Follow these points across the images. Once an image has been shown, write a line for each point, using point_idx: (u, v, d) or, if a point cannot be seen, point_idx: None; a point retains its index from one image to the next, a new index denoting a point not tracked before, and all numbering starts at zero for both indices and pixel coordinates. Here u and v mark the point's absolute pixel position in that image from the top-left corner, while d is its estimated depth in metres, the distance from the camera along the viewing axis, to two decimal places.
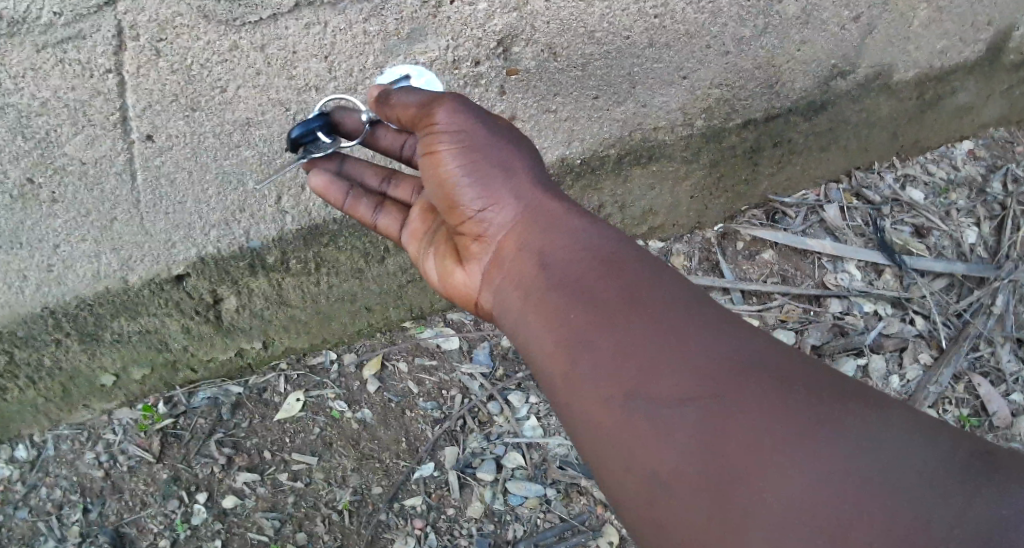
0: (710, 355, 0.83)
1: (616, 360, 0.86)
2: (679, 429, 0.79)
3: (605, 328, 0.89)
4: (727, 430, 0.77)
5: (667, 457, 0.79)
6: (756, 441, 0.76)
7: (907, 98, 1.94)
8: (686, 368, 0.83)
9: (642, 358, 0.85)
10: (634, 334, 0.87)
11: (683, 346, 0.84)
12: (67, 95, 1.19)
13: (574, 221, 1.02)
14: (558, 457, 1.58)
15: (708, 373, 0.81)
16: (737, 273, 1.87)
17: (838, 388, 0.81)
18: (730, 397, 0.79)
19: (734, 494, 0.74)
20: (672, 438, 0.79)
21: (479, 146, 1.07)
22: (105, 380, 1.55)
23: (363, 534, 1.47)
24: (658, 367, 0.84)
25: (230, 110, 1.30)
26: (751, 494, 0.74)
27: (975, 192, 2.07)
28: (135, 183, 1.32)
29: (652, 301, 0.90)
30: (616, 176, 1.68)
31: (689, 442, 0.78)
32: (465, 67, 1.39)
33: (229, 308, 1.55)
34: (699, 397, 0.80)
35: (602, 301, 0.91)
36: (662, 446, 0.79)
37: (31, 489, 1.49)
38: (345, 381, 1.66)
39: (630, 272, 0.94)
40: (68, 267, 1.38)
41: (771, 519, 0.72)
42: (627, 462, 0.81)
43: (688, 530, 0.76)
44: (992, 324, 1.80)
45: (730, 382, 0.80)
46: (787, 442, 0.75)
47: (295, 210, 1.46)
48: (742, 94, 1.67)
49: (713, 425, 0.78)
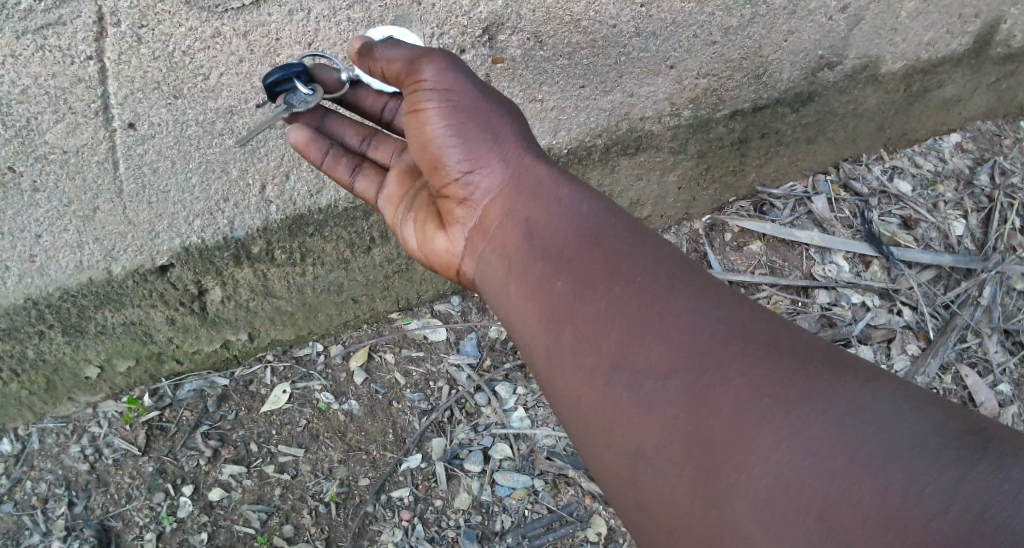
0: (697, 332, 0.82)
1: (602, 338, 0.86)
2: (663, 403, 0.80)
3: (590, 301, 0.89)
4: (713, 410, 0.77)
5: (653, 438, 0.79)
6: (743, 420, 0.75)
7: (894, 90, 1.95)
8: (673, 345, 0.82)
9: (629, 336, 0.85)
10: (616, 305, 0.88)
11: (670, 323, 0.84)
12: (48, 82, 1.17)
13: (559, 188, 1.02)
14: (545, 448, 1.58)
15: (695, 350, 0.81)
16: (726, 264, 1.87)
17: (832, 364, 0.79)
18: (717, 375, 0.79)
19: (719, 476, 0.74)
20: (658, 418, 0.80)
21: (466, 111, 1.06)
22: (90, 372, 1.54)
23: (349, 526, 1.47)
24: (645, 344, 0.84)
25: (213, 98, 1.29)
26: (736, 475, 0.74)
27: (963, 184, 2.07)
28: (118, 172, 1.31)
29: (640, 277, 0.89)
30: (603, 166, 1.68)
31: (671, 417, 0.79)
32: (450, 56, 1.38)
33: (214, 300, 1.54)
34: (685, 375, 0.80)
35: (588, 277, 0.91)
36: (647, 424, 0.80)
37: (16, 483, 1.48)
38: (332, 372, 1.65)
39: (618, 247, 0.93)
40: (51, 257, 1.36)
41: (755, 503, 0.72)
42: (613, 441, 0.82)
43: (673, 512, 0.77)
44: (979, 315, 1.82)
45: (718, 360, 0.80)
46: (775, 422, 0.74)
47: (280, 200, 1.45)
48: (730, 84, 1.67)
49: (698, 404, 0.78)
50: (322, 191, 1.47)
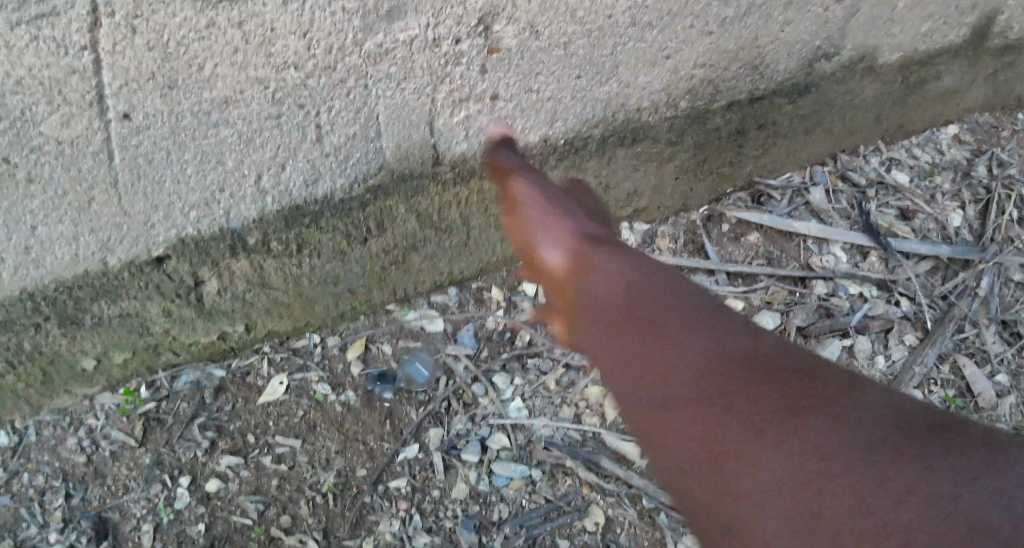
0: (779, 357, 0.66)
1: (630, 328, 0.71)
2: (787, 496, 0.58)
3: (633, 341, 0.70)
4: (789, 433, 0.60)
5: (704, 452, 0.63)
6: (844, 455, 0.57)
7: (891, 82, 1.94)
8: (747, 369, 0.64)
9: (691, 358, 0.67)
10: (664, 344, 0.68)
11: (753, 353, 0.65)
12: (41, 73, 1.16)
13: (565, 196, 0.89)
14: (543, 438, 1.58)
15: (775, 376, 0.64)
16: (723, 255, 1.87)
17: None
18: (796, 400, 0.62)
19: (792, 502, 0.57)
20: (709, 431, 0.64)
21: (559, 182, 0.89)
22: (87, 364, 1.54)
23: (347, 516, 1.47)
24: (711, 369, 0.64)
25: (208, 88, 1.26)
26: (816, 515, 0.56)
27: (960, 175, 2.07)
28: (113, 163, 1.30)
29: (724, 315, 0.68)
30: (600, 157, 1.67)
31: (804, 518, 0.56)
32: (446, 46, 1.35)
33: (210, 291, 1.54)
34: (748, 389, 0.64)
35: (659, 314, 0.70)
36: (693, 437, 0.64)
37: (14, 475, 1.49)
38: (328, 363, 1.65)
39: (705, 288, 0.72)
40: (46, 249, 1.36)
41: (820, 532, 0.55)
42: (657, 453, 0.67)
43: (721, 531, 0.61)
44: (976, 306, 1.82)
45: (822, 401, 0.61)
46: (886, 473, 0.56)
47: (275, 191, 1.43)
48: (727, 75, 1.66)
49: (772, 435, 0.60)
50: (318, 181, 1.45)
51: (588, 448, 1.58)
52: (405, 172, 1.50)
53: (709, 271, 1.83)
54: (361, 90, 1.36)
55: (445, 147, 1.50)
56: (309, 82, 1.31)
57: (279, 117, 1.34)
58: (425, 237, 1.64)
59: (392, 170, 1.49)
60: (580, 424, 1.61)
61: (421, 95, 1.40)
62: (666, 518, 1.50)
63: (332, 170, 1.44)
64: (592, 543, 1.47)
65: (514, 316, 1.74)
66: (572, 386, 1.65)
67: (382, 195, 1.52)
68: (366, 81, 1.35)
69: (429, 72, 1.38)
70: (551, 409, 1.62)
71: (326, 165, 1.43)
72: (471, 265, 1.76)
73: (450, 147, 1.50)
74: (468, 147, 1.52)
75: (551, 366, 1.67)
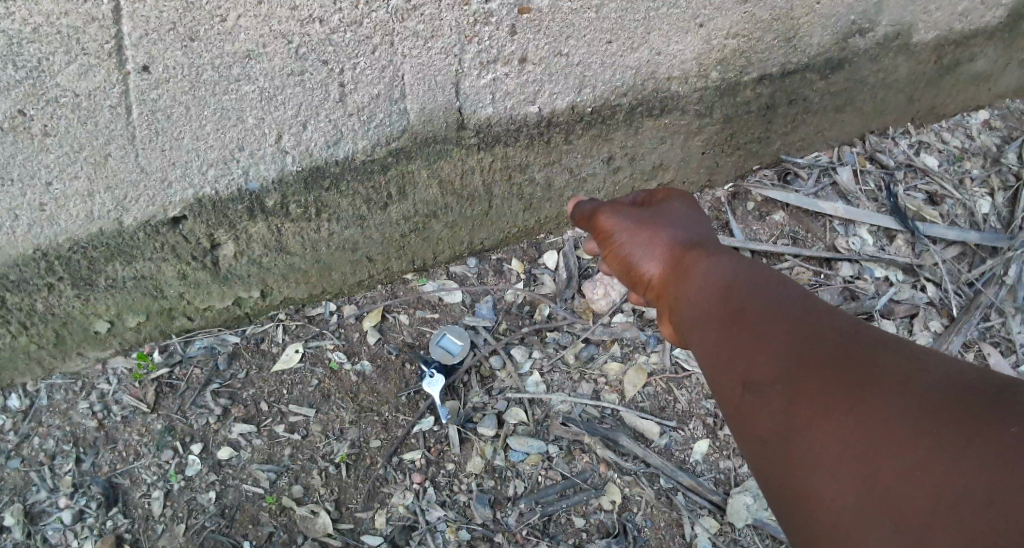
0: (818, 340, 0.91)
1: (714, 316, 1.05)
2: (827, 445, 0.83)
3: (711, 323, 1.04)
4: (830, 404, 0.84)
5: (771, 423, 0.89)
6: (869, 423, 0.81)
7: (925, 61, 1.89)
8: (788, 347, 0.93)
9: (743, 341, 0.98)
10: (741, 327, 0.99)
11: (787, 329, 0.95)
12: (60, 21, 1.13)
13: (665, 225, 1.24)
14: (561, 413, 1.55)
15: (815, 357, 0.89)
16: (747, 234, 1.83)
17: (997, 401, 0.76)
18: (832, 378, 0.86)
19: (840, 462, 0.81)
20: (773, 410, 0.90)
21: (642, 213, 1.27)
22: (99, 327, 1.51)
23: (360, 488, 1.46)
24: (754, 342, 0.96)
25: (230, 41, 1.22)
26: (857, 467, 0.80)
27: (990, 161, 2.02)
28: (130, 118, 1.26)
29: (767, 296, 1.01)
30: (628, 127, 1.64)
31: (832, 460, 0.82)
32: (476, 4, 1.31)
33: (226, 255, 1.51)
34: (796, 372, 0.90)
35: (715, 303, 1.06)
36: (761, 412, 0.91)
37: (24, 439, 1.47)
38: (344, 332, 1.63)
39: (750, 283, 1.05)
40: (60, 207, 1.33)
41: (858, 481, 0.79)
42: (738, 425, 0.95)
43: (785, 489, 0.86)
44: (1003, 295, 1.77)
45: (856, 379, 0.84)
46: (908, 436, 0.78)
47: (296, 151, 1.40)
48: (759, 46, 1.62)
49: (824, 408, 0.85)
50: (339, 143, 1.42)
51: (607, 425, 1.54)
52: (428, 135, 1.47)
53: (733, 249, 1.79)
54: (387, 47, 1.32)
55: (470, 112, 1.46)
56: (333, 38, 1.27)
57: (302, 74, 1.30)
58: (445, 205, 1.60)
59: (417, 133, 1.45)
60: (599, 400, 1.57)
61: (448, 55, 1.37)
62: (684, 498, 1.48)
63: (355, 131, 1.41)
64: (608, 521, 1.44)
65: (534, 289, 1.71)
66: (591, 362, 1.62)
67: (405, 158, 1.48)
68: (392, 38, 1.31)
69: (458, 30, 1.34)
70: (570, 384, 1.59)
71: (348, 126, 1.40)
72: (491, 235, 1.72)
73: (474, 111, 1.47)
74: (494, 112, 1.48)
75: (570, 341, 1.64)
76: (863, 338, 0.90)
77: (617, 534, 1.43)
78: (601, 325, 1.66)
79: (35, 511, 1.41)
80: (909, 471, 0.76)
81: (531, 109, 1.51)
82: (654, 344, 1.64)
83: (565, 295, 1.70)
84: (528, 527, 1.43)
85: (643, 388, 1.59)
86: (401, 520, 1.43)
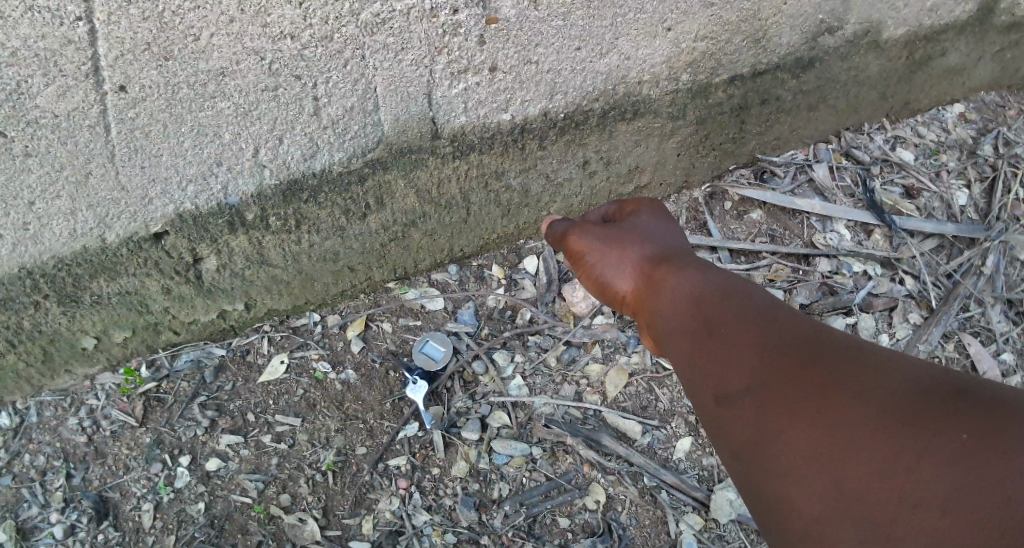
0: (789, 348, 0.97)
1: (688, 328, 1.10)
2: (800, 451, 0.89)
3: (684, 334, 1.10)
4: (804, 413, 0.90)
5: (747, 433, 0.95)
6: (843, 428, 0.86)
7: (897, 57, 1.91)
8: (761, 356, 0.98)
9: (718, 354, 1.03)
10: (714, 339, 1.05)
11: (760, 339, 1.01)
12: (37, 43, 1.15)
13: (635, 242, 1.30)
14: (544, 416, 1.57)
15: (789, 367, 0.95)
16: (725, 233, 1.86)
17: (962, 404, 0.83)
18: (806, 386, 0.92)
19: (815, 465, 0.87)
20: (747, 418, 0.95)
21: (613, 232, 1.33)
22: (86, 343, 1.53)
23: (347, 495, 1.47)
24: (727, 355, 1.02)
25: (204, 59, 1.25)
26: (832, 472, 0.86)
27: (965, 153, 2.04)
28: (109, 137, 1.28)
29: (735, 306, 1.07)
30: (601, 131, 1.66)
31: (806, 466, 0.88)
32: (444, 16, 1.33)
33: (209, 268, 1.52)
34: (770, 382, 0.95)
35: (691, 317, 1.11)
36: (736, 421, 0.96)
37: (15, 456, 1.49)
38: (329, 342, 1.65)
39: (720, 295, 1.11)
40: (44, 225, 1.35)
41: (830, 487, 0.85)
42: (716, 433, 1.00)
43: (762, 494, 0.92)
44: (981, 285, 1.80)
45: (827, 388, 0.90)
46: (884, 439, 0.84)
47: (273, 165, 1.42)
48: (729, 47, 1.64)
49: (799, 416, 0.90)
50: (315, 156, 1.44)
51: (590, 426, 1.56)
52: (403, 145, 1.49)
53: (711, 248, 1.82)
54: (359, 61, 1.34)
55: (443, 121, 1.49)
56: (305, 53, 1.29)
57: (275, 89, 1.32)
58: (424, 213, 1.62)
59: (392, 143, 1.48)
60: (581, 402, 1.59)
61: (419, 66, 1.39)
62: (667, 496, 1.50)
63: (330, 143, 1.43)
64: (592, 521, 1.47)
65: (514, 294, 1.73)
66: (573, 364, 1.64)
67: (381, 169, 1.50)
68: (363, 52, 1.33)
69: (428, 42, 1.36)
70: (552, 387, 1.61)
71: (323, 138, 1.42)
72: (471, 242, 1.74)
73: (448, 120, 1.49)
74: (467, 120, 1.51)
75: (551, 343, 1.67)
76: (833, 345, 0.96)
77: (602, 533, 1.45)
78: (581, 327, 1.68)
79: (26, 527, 1.43)
80: (883, 474, 0.83)
81: (504, 116, 1.53)
82: (635, 345, 1.66)
83: (545, 299, 1.72)
84: (514, 529, 1.45)
85: (624, 389, 1.62)
86: (388, 525, 1.45)
